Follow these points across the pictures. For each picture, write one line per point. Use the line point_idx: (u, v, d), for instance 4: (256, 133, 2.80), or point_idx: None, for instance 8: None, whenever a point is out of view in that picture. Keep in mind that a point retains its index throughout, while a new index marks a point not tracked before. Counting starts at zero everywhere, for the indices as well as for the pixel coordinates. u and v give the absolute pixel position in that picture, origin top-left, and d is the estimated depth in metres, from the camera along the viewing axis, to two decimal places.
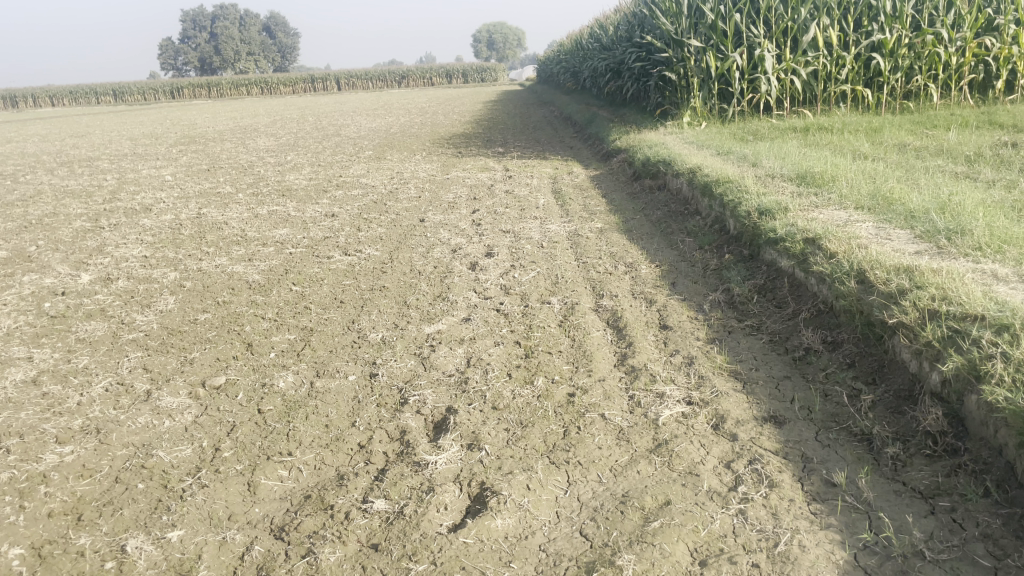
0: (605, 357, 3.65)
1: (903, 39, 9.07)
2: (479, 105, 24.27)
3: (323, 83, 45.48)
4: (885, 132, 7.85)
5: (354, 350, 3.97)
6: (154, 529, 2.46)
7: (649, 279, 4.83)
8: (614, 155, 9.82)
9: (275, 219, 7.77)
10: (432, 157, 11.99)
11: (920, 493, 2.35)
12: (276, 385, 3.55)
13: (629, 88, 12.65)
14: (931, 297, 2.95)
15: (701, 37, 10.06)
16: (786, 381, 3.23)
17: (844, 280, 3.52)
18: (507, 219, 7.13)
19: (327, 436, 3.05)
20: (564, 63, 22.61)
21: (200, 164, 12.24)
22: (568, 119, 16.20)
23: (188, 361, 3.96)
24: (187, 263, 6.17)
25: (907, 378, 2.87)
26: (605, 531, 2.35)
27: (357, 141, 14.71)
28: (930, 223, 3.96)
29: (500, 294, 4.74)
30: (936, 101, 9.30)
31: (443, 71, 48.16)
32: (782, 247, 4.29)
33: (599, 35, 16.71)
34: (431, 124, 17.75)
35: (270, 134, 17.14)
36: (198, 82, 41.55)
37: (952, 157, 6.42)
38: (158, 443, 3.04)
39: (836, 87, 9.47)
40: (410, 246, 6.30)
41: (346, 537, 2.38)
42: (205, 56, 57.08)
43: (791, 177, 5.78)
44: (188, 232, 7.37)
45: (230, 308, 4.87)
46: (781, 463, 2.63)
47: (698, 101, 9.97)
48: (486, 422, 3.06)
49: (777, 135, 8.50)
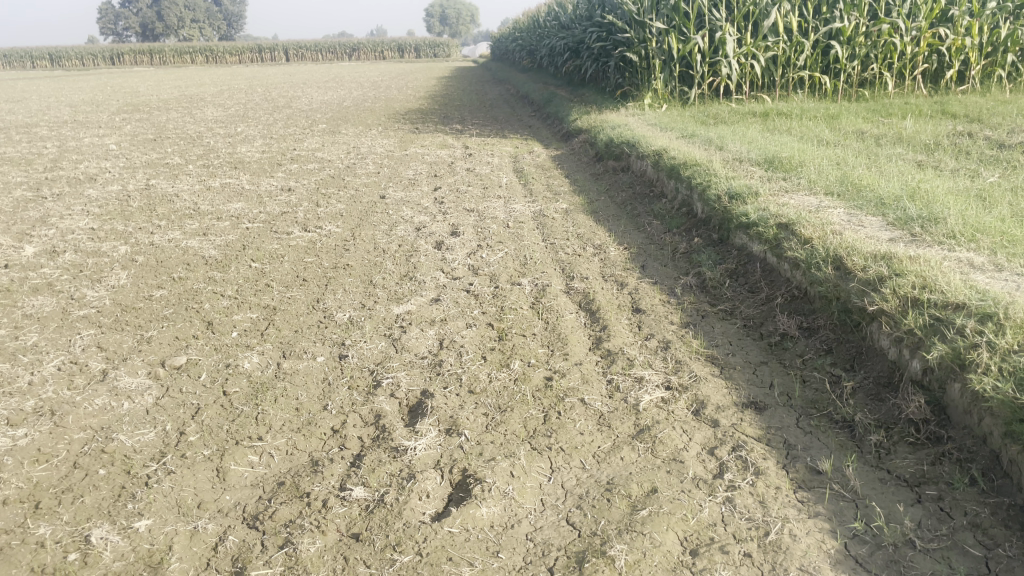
0: (580, 340, 3.60)
1: (861, 27, 9.15)
2: (433, 81, 24.01)
3: (271, 54, 44.35)
4: (843, 120, 7.92)
5: (322, 330, 3.85)
6: (119, 518, 2.33)
7: (618, 261, 4.79)
8: (575, 135, 9.75)
9: (228, 193, 7.52)
10: (389, 132, 11.76)
11: (905, 482, 2.37)
12: (241, 366, 3.41)
13: (588, 68, 12.57)
14: (911, 284, 2.97)
15: (662, 19, 9.99)
16: (763, 366, 3.22)
17: (821, 266, 3.52)
18: (470, 197, 7.02)
19: (298, 420, 2.94)
20: (520, 40, 22.42)
21: (145, 134, 11.81)
22: (525, 97, 16.04)
23: (145, 339, 3.78)
24: (138, 237, 5.93)
25: (886, 365, 2.89)
26: (593, 520, 2.30)
27: (310, 114, 14.35)
28: (902, 210, 3.99)
29: (469, 275, 4.65)
30: (891, 89, 9.43)
31: (395, 45, 47.39)
32: (754, 231, 4.29)
33: (558, 13, 16.56)
34: (385, 99, 17.42)
35: (219, 104, 16.62)
36: (140, 49, 40.09)
37: (912, 146, 6.52)
38: (118, 426, 2.90)
39: (795, 73, 9.54)
40: (372, 223, 6.17)
41: (325, 527, 2.29)
42: (148, 22, 55.15)
43: (759, 161, 5.79)
44: (137, 204, 7.08)
45: (186, 284, 4.69)
46: (764, 450, 2.62)
47: (659, 83, 9.93)
48: (464, 407, 2.99)
49: (737, 119, 8.52)
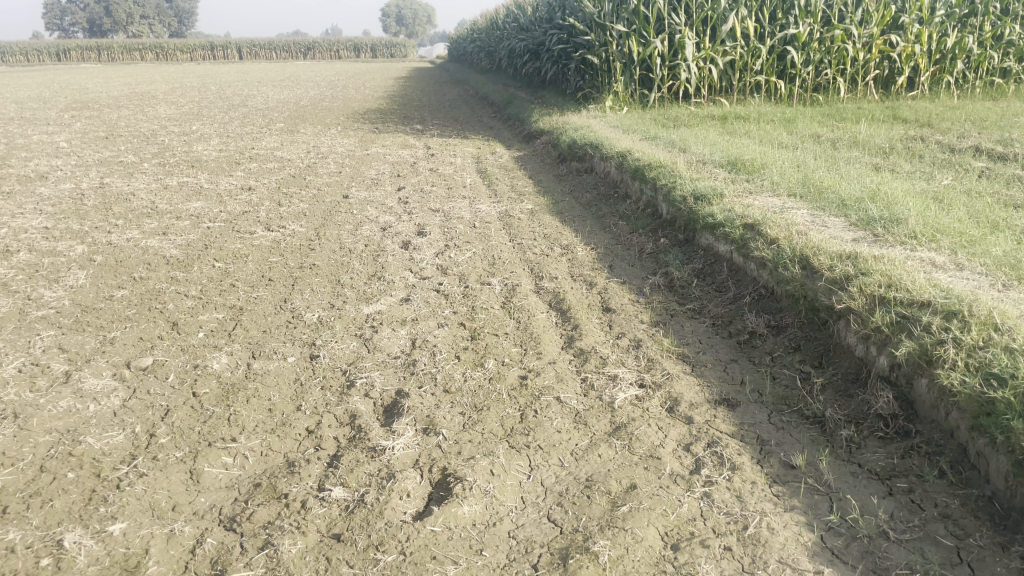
0: (552, 339, 3.62)
1: (816, 33, 9.35)
2: (390, 81, 23.89)
3: (224, 51, 43.57)
4: (800, 123, 8.09)
5: (290, 330, 3.81)
6: (92, 522, 2.28)
7: (586, 261, 4.83)
8: (537, 136, 9.79)
9: (186, 192, 7.38)
10: (349, 132, 11.65)
11: (877, 475, 2.43)
12: (210, 367, 3.36)
13: (548, 70, 12.62)
14: (877, 283, 3.05)
15: (623, 22, 10.07)
16: (733, 364, 3.28)
17: (788, 265, 3.60)
18: (435, 197, 7.00)
19: (272, 421, 2.90)
20: (478, 42, 22.43)
21: (96, 131, 11.52)
22: (485, 98, 16.03)
23: (108, 340, 3.70)
24: (95, 236, 5.79)
25: (854, 361, 2.97)
26: (574, 516, 2.32)
27: (267, 113, 14.16)
28: (863, 211, 4.09)
29: (438, 275, 4.63)
30: (844, 94, 9.65)
31: (352, 45, 47.00)
32: (720, 232, 4.36)
33: (517, 14, 16.60)
34: (342, 98, 17.26)
35: (172, 101, 16.29)
36: (88, 44, 39.07)
37: (867, 149, 6.68)
38: (85, 429, 2.82)
39: (752, 77, 9.70)
40: (336, 223, 6.11)
41: (305, 527, 2.27)
42: (95, 17, 53.81)
43: (722, 163, 5.88)
44: (92, 203, 6.91)
45: (148, 284, 4.59)
46: (739, 445, 2.66)
47: (619, 86, 10.02)
48: (440, 406, 2.98)
49: (696, 122, 8.64)
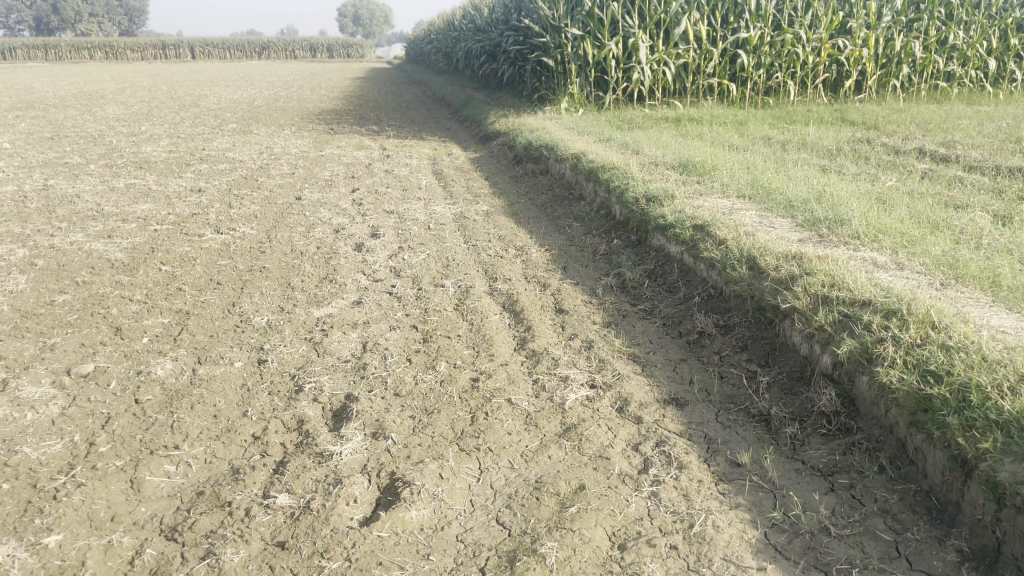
0: (505, 341, 3.61)
1: (766, 36, 9.51)
2: (346, 81, 23.69)
3: (176, 49, 42.78)
4: (751, 126, 8.21)
5: (239, 335, 3.74)
6: (26, 534, 2.21)
7: (540, 262, 4.84)
8: (493, 138, 9.79)
9: (133, 194, 7.22)
10: (304, 133, 11.53)
11: (819, 471, 2.48)
12: (154, 373, 3.29)
13: (504, 71, 12.63)
14: (821, 283, 3.10)
15: (578, 24, 10.11)
16: (682, 364, 3.30)
17: (736, 265, 3.64)
18: (389, 199, 6.95)
19: (217, 428, 2.85)
20: (434, 43, 22.38)
21: (41, 132, 11.22)
22: (442, 99, 15.99)
23: (48, 347, 3.60)
24: (37, 239, 5.63)
25: (799, 360, 3.01)
26: (522, 518, 2.32)
27: (220, 113, 13.92)
28: (810, 212, 4.17)
29: (391, 277, 4.60)
30: (794, 97, 9.83)
31: (308, 45, 46.51)
32: (670, 233, 4.40)
33: (473, 15, 16.58)
34: (298, 99, 17.05)
35: (121, 102, 15.94)
36: (34, 43, 38.07)
37: (815, 151, 6.80)
38: (22, 438, 2.74)
39: (705, 80, 9.82)
40: (288, 225, 6.03)
41: (249, 535, 2.23)
42: (42, 15, 52.46)
43: (674, 165, 5.94)
44: (35, 205, 6.73)
45: (92, 289, 4.48)
46: (686, 444, 2.69)
47: (574, 88, 10.06)
48: (390, 410, 2.95)
49: (650, 124, 8.72)
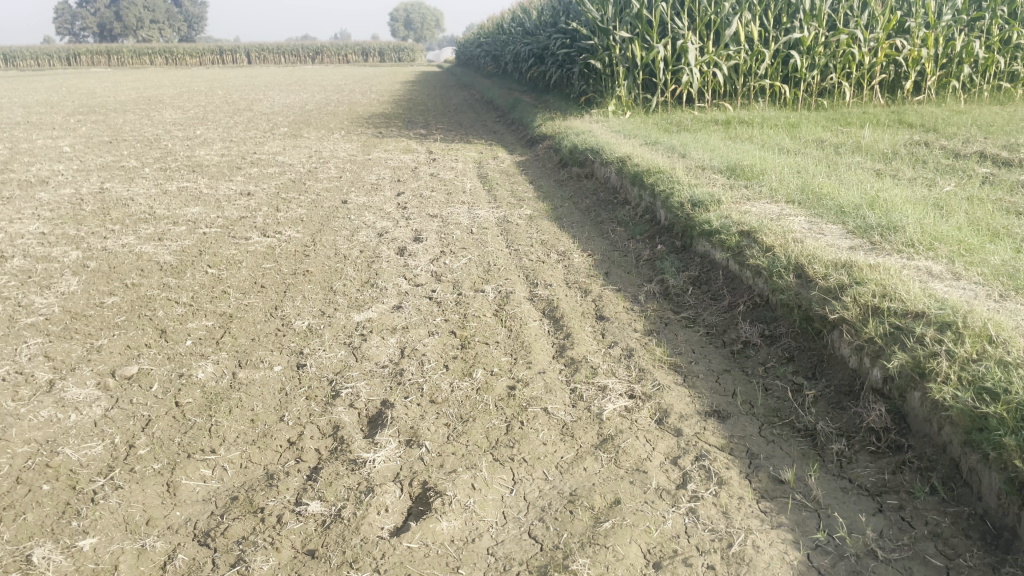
0: (543, 348, 3.56)
1: (820, 37, 9.28)
2: (396, 85, 23.90)
3: (233, 54, 43.73)
4: (803, 128, 8.02)
5: (279, 338, 3.76)
6: (62, 537, 2.23)
7: (582, 268, 4.78)
8: (539, 141, 9.75)
9: (185, 197, 7.36)
10: (352, 136, 11.64)
11: (867, 491, 2.37)
12: (195, 376, 3.32)
13: (552, 74, 12.57)
14: (871, 293, 2.99)
15: (626, 26, 10.02)
16: (725, 375, 3.21)
17: (783, 274, 3.53)
18: (433, 203, 6.96)
19: (253, 432, 2.86)
20: (484, 46, 22.44)
21: (100, 136, 11.53)
22: (490, 102, 16.00)
23: (95, 348, 3.66)
24: (90, 242, 5.77)
25: (847, 373, 2.90)
26: (555, 533, 2.26)
27: (272, 117, 14.15)
28: (862, 218, 4.03)
29: (431, 281, 4.59)
30: (849, 99, 9.56)
31: (359, 49, 47.11)
32: (716, 239, 4.30)
33: (522, 18, 16.56)
34: (349, 103, 17.25)
35: (178, 106, 16.32)
36: (98, 49, 39.31)
37: (870, 154, 6.60)
38: (64, 439, 2.78)
39: (757, 82, 9.62)
40: (333, 229, 6.07)
41: (280, 543, 2.22)
42: (106, 22, 54.16)
43: (721, 169, 5.82)
44: (90, 208, 6.90)
45: (139, 291, 4.56)
46: (727, 459, 2.60)
47: (622, 90, 9.95)
48: (425, 417, 2.93)
49: (699, 126, 8.57)
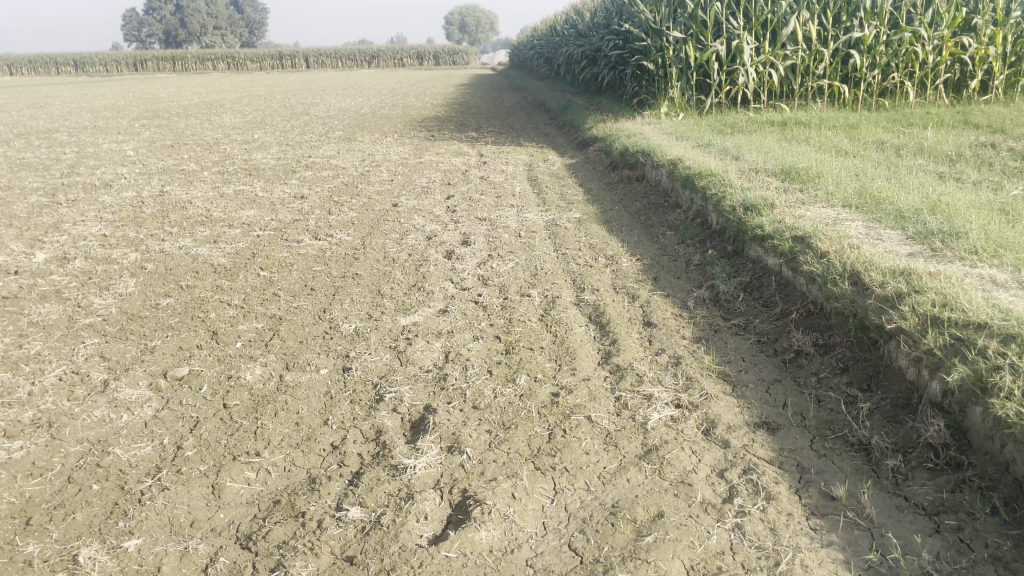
0: (589, 354, 3.52)
1: (882, 35, 9.02)
2: (450, 88, 24.05)
3: (292, 59, 44.57)
4: (863, 129, 7.79)
5: (326, 341, 3.79)
6: (109, 537, 2.28)
7: (630, 272, 4.71)
8: (590, 143, 9.68)
9: (241, 200, 7.50)
10: (405, 139, 11.74)
11: (923, 510, 2.28)
12: (243, 378, 3.36)
13: (605, 75, 12.48)
14: (930, 302, 2.87)
15: (680, 27, 9.89)
16: (776, 385, 3.12)
17: (838, 281, 3.42)
18: (483, 206, 6.96)
19: (298, 435, 2.88)
20: (537, 49, 22.43)
21: (162, 140, 11.85)
22: (542, 105, 15.97)
23: (149, 349, 3.74)
24: (149, 244, 5.91)
25: (904, 385, 2.79)
26: (595, 545, 2.22)
27: (327, 121, 14.36)
28: (922, 223, 3.89)
29: (478, 285, 4.58)
30: (912, 99, 9.26)
31: (414, 53, 47.56)
32: (769, 244, 4.19)
33: (575, 20, 16.49)
34: (402, 106, 17.42)
35: (237, 111, 16.69)
36: (163, 55, 40.48)
37: (933, 156, 6.38)
38: (115, 439, 2.84)
39: (815, 82, 9.39)
40: (383, 232, 6.12)
41: (319, 548, 2.23)
42: (170, 29, 55.75)
43: (776, 172, 5.68)
44: (150, 211, 7.08)
45: (193, 293, 4.65)
46: (776, 473, 2.52)
47: (675, 92, 9.82)
48: (467, 423, 2.91)
49: (754, 128, 8.40)
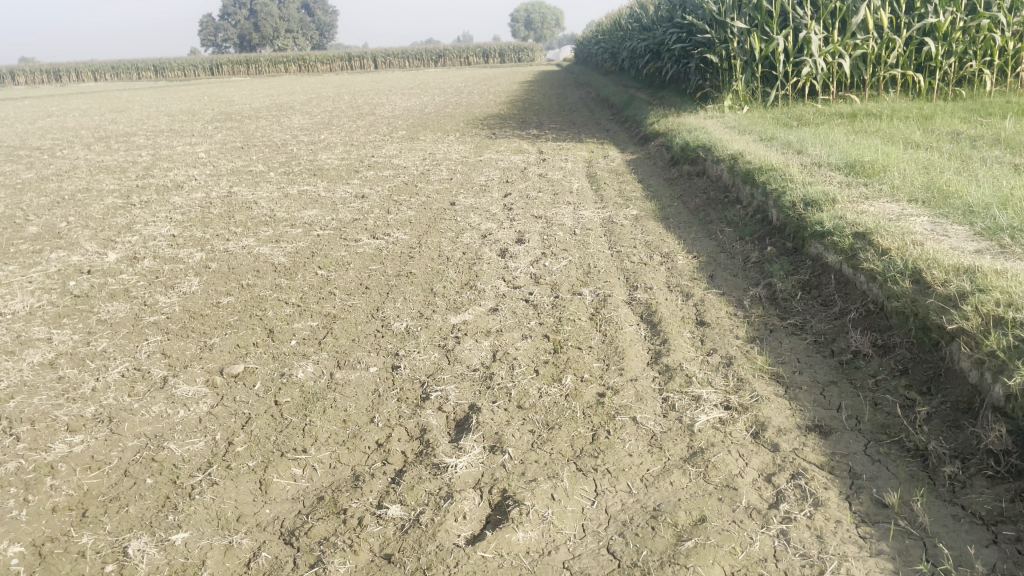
0: (638, 354, 3.47)
1: (958, 22, 8.63)
2: (515, 85, 24.05)
3: (360, 61, 45.29)
4: (937, 120, 7.48)
5: (378, 340, 3.84)
6: (158, 530, 2.35)
7: (685, 270, 4.63)
8: (651, 138, 9.57)
9: (304, 200, 7.66)
10: (466, 138, 11.80)
11: (981, 520, 2.17)
12: (295, 376, 3.42)
13: (668, 70, 12.30)
14: (995, 302, 2.73)
15: (745, 18, 9.68)
16: (831, 387, 3.02)
17: (898, 279, 3.29)
18: (540, 204, 6.94)
19: (344, 433, 2.92)
20: (602, 45, 22.25)
21: (233, 142, 12.20)
22: (605, 101, 15.81)
23: (207, 347, 3.85)
24: (214, 243, 6.09)
25: (966, 388, 2.66)
26: (633, 549, 2.19)
27: (392, 121, 14.56)
28: (992, 219, 3.71)
29: (530, 284, 4.56)
30: (991, 87, 8.84)
31: (479, 51, 47.76)
32: (829, 240, 4.06)
33: (639, 14, 16.28)
34: (467, 104, 17.51)
35: (305, 112, 17.05)
36: (237, 59, 41.69)
37: (1010, 148, 6.08)
38: (170, 435, 2.93)
39: (886, 72, 9.06)
40: (439, 230, 6.16)
41: (358, 546, 2.25)
42: (245, 33, 57.36)
43: (839, 166, 5.50)
44: (217, 211, 7.29)
45: (253, 291, 4.77)
46: (826, 479, 2.44)
47: (740, 85, 9.61)
48: (511, 423, 2.91)
49: (821, 120, 8.15)
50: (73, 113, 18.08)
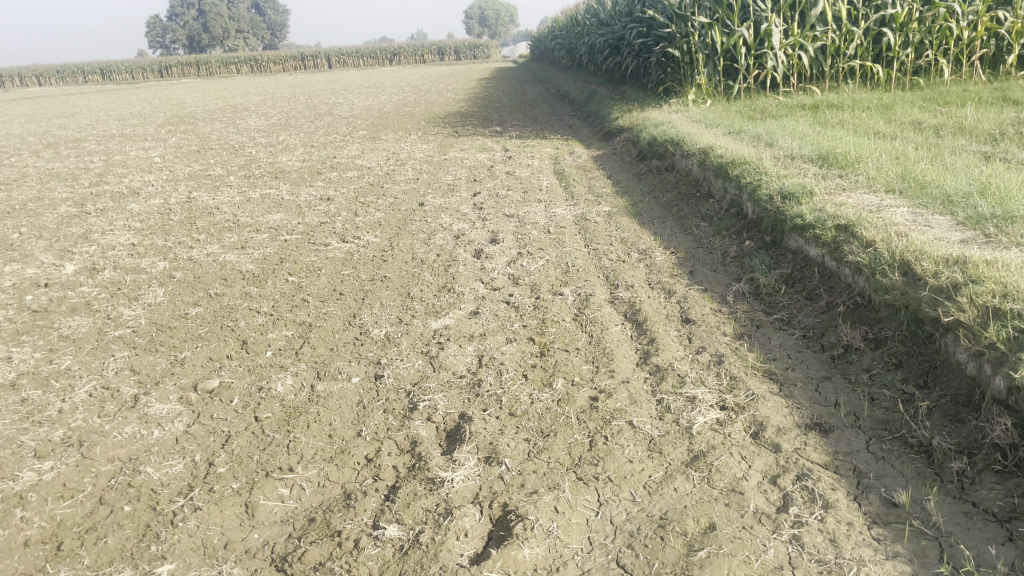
0: (626, 355, 3.41)
1: (915, 13, 8.71)
2: (473, 83, 23.88)
3: (315, 61, 44.68)
4: (898, 110, 7.54)
5: (357, 349, 3.71)
6: (141, 562, 2.22)
7: (665, 267, 4.58)
8: (616, 134, 9.53)
9: (267, 204, 7.45)
10: (429, 137, 11.65)
11: (994, 517, 2.15)
12: (273, 390, 3.28)
13: (629, 64, 12.28)
14: (990, 292, 2.71)
15: (706, 11, 9.68)
16: (827, 383, 2.98)
17: (887, 271, 3.26)
18: (510, 202, 6.84)
19: (330, 448, 2.80)
20: (558, 41, 22.17)
21: (189, 145, 11.87)
22: (565, 97, 15.76)
23: (179, 361, 3.68)
24: (176, 252, 5.88)
25: (965, 381, 2.64)
26: (645, 562, 2.11)
27: (352, 121, 14.32)
28: (972, 208, 3.72)
29: (509, 285, 4.47)
30: (947, 76, 8.94)
31: (435, 48, 47.44)
32: (811, 234, 4.04)
33: (597, 8, 16.24)
34: (427, 103, 17.32)
35: (262, 113, 16.71)
36: (188, 61, 40.88)
37: (973, 136, 6.14)
38: (146, 457, 2.78)
39: (845, 63, 9.13)
40: (410, 232, 6.03)
41: (356, 570, 2.15)
42: (194, 34, 56.22)
43: (812, 158, 5.49)
44: (178, 218, 7.06)
45: (222, 301, 4.60)
46: (833, 479, 2.39)
47: (703, 78, 9.62)
48: (504, 432, 2.81)
49: (785, 112, 8.18)
50: (18, 119, 17.49)
